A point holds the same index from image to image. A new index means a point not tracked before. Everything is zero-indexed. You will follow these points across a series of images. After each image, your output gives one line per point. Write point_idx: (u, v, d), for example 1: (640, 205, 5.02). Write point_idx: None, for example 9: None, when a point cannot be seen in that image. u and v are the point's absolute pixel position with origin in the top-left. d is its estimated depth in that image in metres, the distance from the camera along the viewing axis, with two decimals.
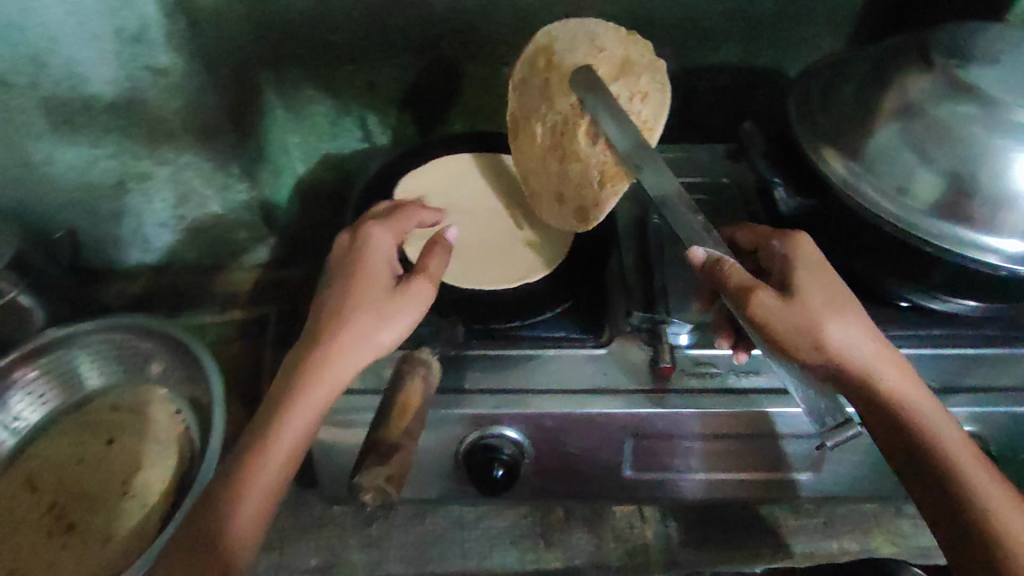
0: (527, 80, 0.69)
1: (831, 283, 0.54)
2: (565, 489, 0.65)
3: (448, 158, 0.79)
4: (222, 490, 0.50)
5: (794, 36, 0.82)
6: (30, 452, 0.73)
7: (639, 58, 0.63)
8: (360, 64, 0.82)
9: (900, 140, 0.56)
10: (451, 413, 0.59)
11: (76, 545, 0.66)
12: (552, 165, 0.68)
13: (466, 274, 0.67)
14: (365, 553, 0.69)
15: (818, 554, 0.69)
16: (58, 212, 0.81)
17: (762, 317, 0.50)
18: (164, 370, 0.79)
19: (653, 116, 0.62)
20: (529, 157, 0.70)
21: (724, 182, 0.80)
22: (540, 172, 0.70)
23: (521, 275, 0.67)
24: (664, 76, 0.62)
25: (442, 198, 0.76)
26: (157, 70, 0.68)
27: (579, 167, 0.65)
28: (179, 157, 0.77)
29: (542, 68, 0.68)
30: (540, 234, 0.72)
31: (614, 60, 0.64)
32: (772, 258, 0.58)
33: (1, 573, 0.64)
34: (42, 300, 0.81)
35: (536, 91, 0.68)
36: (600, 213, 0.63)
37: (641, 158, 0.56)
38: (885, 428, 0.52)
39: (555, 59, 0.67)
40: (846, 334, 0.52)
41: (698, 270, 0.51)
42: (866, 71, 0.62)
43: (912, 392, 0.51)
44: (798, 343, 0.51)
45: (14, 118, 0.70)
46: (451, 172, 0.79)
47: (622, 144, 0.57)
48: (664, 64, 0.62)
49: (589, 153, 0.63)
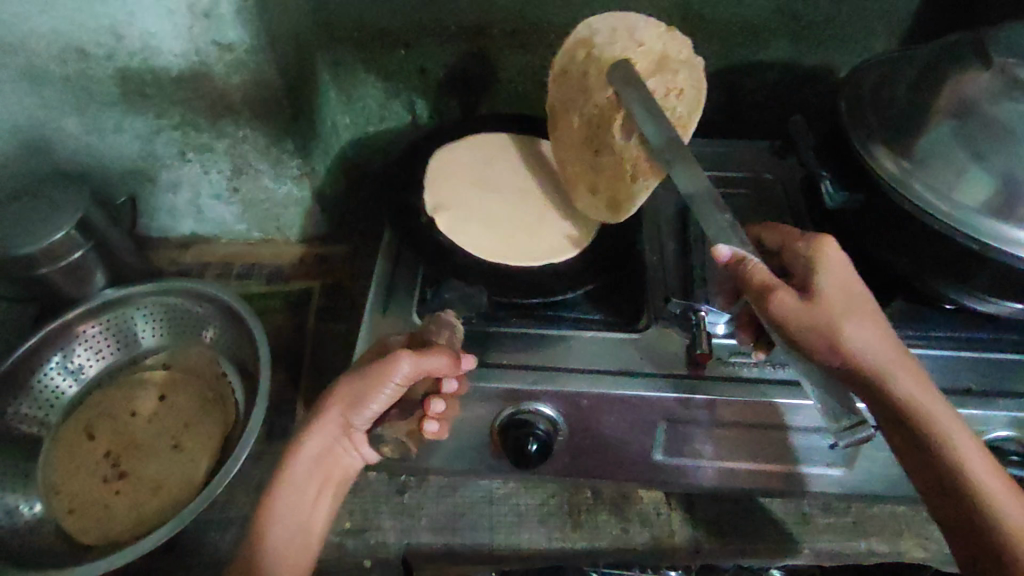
0: (567, 72, 0.70)
1: (853, 291, 0.53)
2: (595, 468, 0.67)
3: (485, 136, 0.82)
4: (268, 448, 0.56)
5: (847, 34, 0.82)
6: (89, 402, 0.78)
7: (676, 56, 0.64)
8: (412, 49, 0.84)
9: (952, 138, 0.56)
10: (489, 387, 0.60)
11: (132, 493, 0.70)
12: (587, 155, 0.69)
13: (495, 250, 0.70)
14: (397, 519, 0.71)
15: (846, 553, 0.69)
16: (123, 178, 0.87)
17: (781, 315, 0.49)
18: (216, 337, 0.83)
19: (688, 113, 0.63)
20: (570, 146, 0.72)
21: (768, 177, 0.81)
22: (578, 161, 0.71)
23: (544, 255, 0.69)
24: (700, 75, 0.63)
25: (474, 173, 0.78)
26: (223, 45, 0.71)
27: (614, 161, 0.66)
28: (237, 131, 0.81)
29: (581, 59, 0.68)
30: (562, 219, 0.74)
31: (653, 55, 0.64)
32: (798, 262, 0.56)
33: (61, 512, 0.69)
34: (104, 261, 0.85)
35: (574, 83, 0.69)
36: (635, 205, 0.65)
37: (673, 154, 0.55)
38: (904, 438, 0.51)
39: (594, 52, 0.67)
40: (864, 337, 0.51)
41: (722, 266, 0.51)
42: (922, 70, 0.62)
43: (933, 402, 0.50)
44: (816, 343, 0.50)
45: (91, 86, 0.76)
46: (486, 151, 0.81)
47: (655, 139, 0.56)
48: (701, 61, 0.63)
49: (622, 146, 0.64)
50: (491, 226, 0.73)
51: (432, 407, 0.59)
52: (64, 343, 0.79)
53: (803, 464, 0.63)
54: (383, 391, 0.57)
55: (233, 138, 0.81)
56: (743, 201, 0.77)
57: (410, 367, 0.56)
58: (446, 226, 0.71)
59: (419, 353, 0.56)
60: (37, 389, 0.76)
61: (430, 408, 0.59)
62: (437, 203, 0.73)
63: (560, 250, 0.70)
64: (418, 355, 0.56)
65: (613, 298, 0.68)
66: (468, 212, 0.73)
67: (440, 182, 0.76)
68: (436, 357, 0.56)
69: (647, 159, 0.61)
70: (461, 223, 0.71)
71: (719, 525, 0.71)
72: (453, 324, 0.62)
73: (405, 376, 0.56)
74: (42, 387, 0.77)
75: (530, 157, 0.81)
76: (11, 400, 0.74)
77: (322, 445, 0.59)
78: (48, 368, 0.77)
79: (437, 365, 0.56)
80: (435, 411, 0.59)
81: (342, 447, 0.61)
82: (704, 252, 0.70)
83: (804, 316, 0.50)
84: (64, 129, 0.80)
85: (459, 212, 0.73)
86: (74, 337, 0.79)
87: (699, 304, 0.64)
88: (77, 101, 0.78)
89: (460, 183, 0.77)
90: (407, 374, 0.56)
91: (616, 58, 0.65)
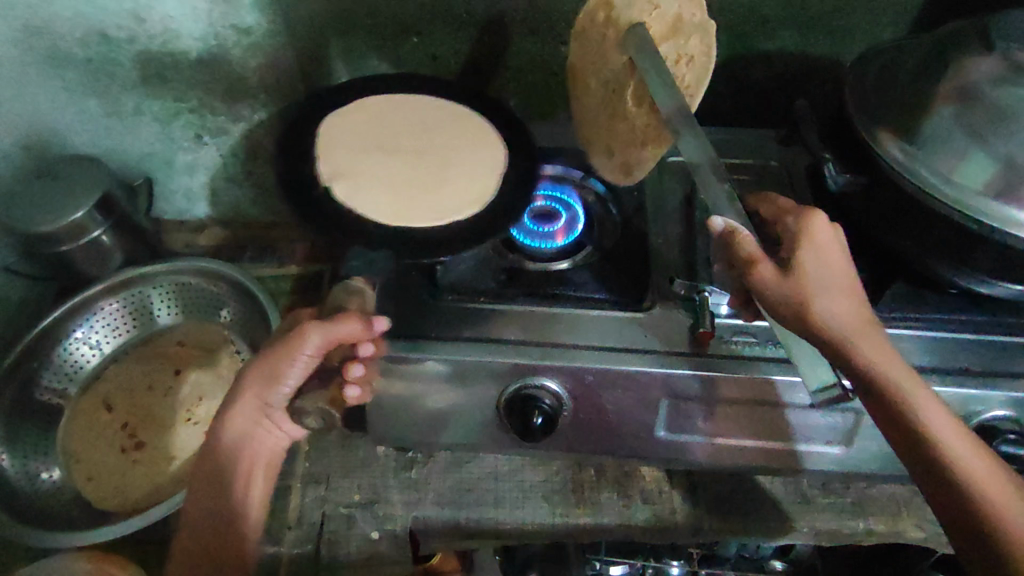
0: (587, 32, 0.73)
1: (831, 266, 0.54)
2: (598, 444, 0.68)
3: (383, 97, 0.78)
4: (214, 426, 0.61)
5: (853, 25, 0.83)
6: (105, 376, 0.81)
7: (691, 19, 0.69)
8: (426, 37, 0.85)
9: (952, 123, 0.57)
10: (497, 362, 0.62)
11: (147, 463, 0.74)
12: (604, 117, 0.75)
13: (396, 215, 0.66)
14: (405, 493, 0.73)
15: (844, 532, 0.71)
16: (140, 159, 0.89)
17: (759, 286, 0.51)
18: (230, 316, 0.85)
19: (695, 79, 0.71)
20: (589, 103, 0.77)
21: (774, 165, 0.82)
22: (596, 120, 0.77)
23: (451, 210, 0.67)
24: (710, 41, 0.69)
25: (371, 138, 0.75)
26: (241, 29, 0.76)
27: (626, 126, 0.73)
28: (253, 115, 0.85)
29: (601, 21, 0.71)
30: (462, 172, 0.72)
31: (666, 19, 0.69)
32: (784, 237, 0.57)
33: (80, 480, 0.73)
34: (121, 241, 0.88)
35: (595, 44, 0.73)
36: (642, 168, 0.75)
37: (681, 125, 0.59)
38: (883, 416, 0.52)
39: (613, 14, 0.70)
40: (840, 315, 0.51)
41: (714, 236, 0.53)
42: (924, 57, 0.63)
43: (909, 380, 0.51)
44: (794, 320, 0.51)
45: (112, 70, 0.79)
46: (373, 113, 0.77)
47: (666, 106, 0.60)
48: (713, 27, 0.68)
49: (635, 111, 0.71)
50: (392, 192, 0.70)
51: (351, 370, 0.60)
52: (85, 318, 0.82)
53: (802, 442, 0.65)
54: (298, 362, 0.60)
55: (249, 121, 0.85)
56: (749, 186, 0.78)
57: (321, 338, 0.58)
58: (343, 194, 0.66)
59: (326, 324, 0.58)
60: (59, 361, 0.80)
61: (350, 372, 0.60)
62: (332, 171, 0.69)
63: (466, 204, 0.68)
64: (327, 325, 0.58)
65: (618, 278, 0.69)
66: (366, 180, 0.70)
67: (335, 148, 0.72)
68: (345, 324, 0.58)
69: (655, 128, 0.70)
70: (360, 189, 0.68)
71: (719, 504, 0.72)
72: (362, 291, 0.63)
73: (315, 346, 0.59)
74: (64, 359, 0.80)
75: (427, 117, 0.78)
76: (35, 370, 0.78)
77: (243, 427, 0.62)
78: (69, 341, 0.80)
79: (348, 331, 0.58)
80: (354, 375, 0.60)
81: (263, 425, 0.63)
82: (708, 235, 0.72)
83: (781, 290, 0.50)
84: (84, 112, 0.83)
85: (357, 179, 0.69)
86: (93, 312, 0.82)
87: (703, 286, 0.65)
88: (98, 84, 0.80)
89: (355, 149, 0.72)
90: (319, 344, 0.59)
91: (633, 21, 0.68)
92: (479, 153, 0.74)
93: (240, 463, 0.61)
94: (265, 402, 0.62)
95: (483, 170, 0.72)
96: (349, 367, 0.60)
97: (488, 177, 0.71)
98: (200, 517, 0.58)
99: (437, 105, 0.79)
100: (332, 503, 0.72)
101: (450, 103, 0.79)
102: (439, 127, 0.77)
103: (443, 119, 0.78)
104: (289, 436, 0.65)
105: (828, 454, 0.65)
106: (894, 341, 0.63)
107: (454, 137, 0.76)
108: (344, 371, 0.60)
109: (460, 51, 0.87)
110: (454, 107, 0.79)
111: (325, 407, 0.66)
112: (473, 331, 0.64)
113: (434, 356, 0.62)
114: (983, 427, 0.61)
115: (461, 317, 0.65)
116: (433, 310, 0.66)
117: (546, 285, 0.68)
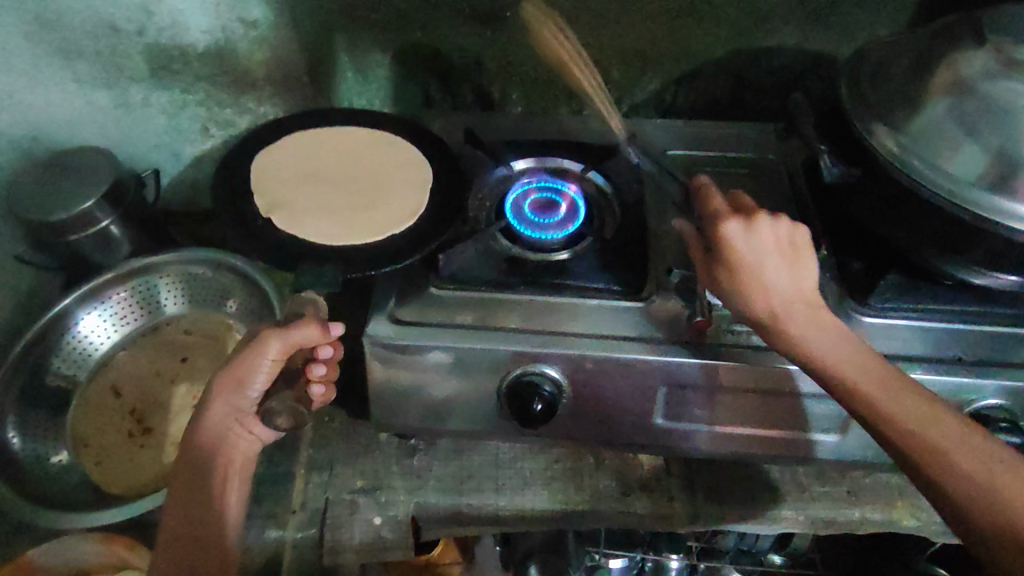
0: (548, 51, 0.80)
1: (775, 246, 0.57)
2: (598, 432, 0.69)
3: (311, 130, 0.79)
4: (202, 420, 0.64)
5: (850, 21, 0.84)
6: (114, 363, 0.84)
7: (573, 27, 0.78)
8: (429, 32, 0.86)
9: (947, 114, 0.58)
10: (497, 349, 0.63)
11: (153, 448, 0.77)
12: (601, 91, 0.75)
13: (339, 236, 0.67)
14: (407, 479, 0.74)
15: (839, 520, 0.72)
16: (147, 151, 0.91)
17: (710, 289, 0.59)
18: (237, 307, 0.86)
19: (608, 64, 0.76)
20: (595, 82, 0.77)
21: (771, 158, 0.83)
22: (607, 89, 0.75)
23: (388, 227, 0.69)
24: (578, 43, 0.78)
25: (304, 169, 0.75)
26: (248, 22, 0.79)
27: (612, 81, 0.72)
28: (259, 107, 0.87)
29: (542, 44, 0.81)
30: (397, 190, 0.73)
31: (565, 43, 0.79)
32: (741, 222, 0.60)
33: (88, 463, 0.76)
34: (131, 233, 0.88)
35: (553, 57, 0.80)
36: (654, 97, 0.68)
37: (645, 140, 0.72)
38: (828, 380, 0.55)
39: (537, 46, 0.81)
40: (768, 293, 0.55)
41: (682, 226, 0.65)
42: (918, 50, 0.64)
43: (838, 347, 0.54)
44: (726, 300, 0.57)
45: (121, 63, 0.81)
46: (308, 142, 0.78)
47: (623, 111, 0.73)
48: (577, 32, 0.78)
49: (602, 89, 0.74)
50: (331, 216, 0.70)
51: (313, 370, 0.65)
52: (93, 305, 0.83)
53: (798, 430, 0.66)
54: (262, 369, 0.62)
55: (254, 113, 0.88)
56: (747, 180, 0.79)
57: (280, 344, 0.61)
58: (283, 223, 0.67)
59: (284, 330, 0.60)
60: (67, 347, 0.82)
61: (312, 371, 0.65)
62: (269, 204, 0.69)
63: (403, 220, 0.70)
64: (285, 331, 0.60)
65: (617, 265, 0.69)
66: (304, 209, 0.70)
67: (268, 183, 0.71)
68: (301, 330, 0.60)
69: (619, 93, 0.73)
70: (301, 218, 0.68)
71: (717, 492, 0.73)
72: (315, 301, 0.62)
73: (277, 351, 0.61)
74: (73, 345, 0.82)
75: (362, 143, 0.79)
76: (44, 355, 0.80)
77: (217, 429, 0.64)
78: (76, 329, 0.82)
79: (305, 336, 0.60)
80: (316, 374, 0.65)
81: (238, 427, 0.66)
82: None
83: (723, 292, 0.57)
84: (94, 104, 0.85)
85: (295, 209, 0.69)
86: (101, 300, 0.84)
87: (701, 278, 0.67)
88: (108, 76, 0.82)
89: (290, 180, 0.73)
90: (280, 349, 0.61)
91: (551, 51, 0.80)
92: (408, 172, 0.76)
93: (215, 464, 0.64)
94: (238, 406, 0.65)
95: (413, 189, 0.73)
96: (312, 368, 0.65)
97: (419, 195, 0.73)
98: (191, 507, 0.61)
99: (362, 133, 0.80)
100: (336, 490, 0.73)
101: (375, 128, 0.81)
102: (366, 151, 0.78)
103: (371, 144, 0.79)
104: (261, 437, 0.67)
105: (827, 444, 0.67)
106: (889, 330, 0.64)
107: (388, 160, 0.77)
108: (307, 371, 0.65)
109: (463, 46, 0.88)
110: (377, 132, 0.80)
111: (293, 406, 0.64)
112: (474, 319, 0.65)
113: (437, 344, 0.63)
114: (976, 415, 0.62)
115: (463, 305, 0.66)
116: (435, 298, 0.67)
117: (545, 274, 0.68)
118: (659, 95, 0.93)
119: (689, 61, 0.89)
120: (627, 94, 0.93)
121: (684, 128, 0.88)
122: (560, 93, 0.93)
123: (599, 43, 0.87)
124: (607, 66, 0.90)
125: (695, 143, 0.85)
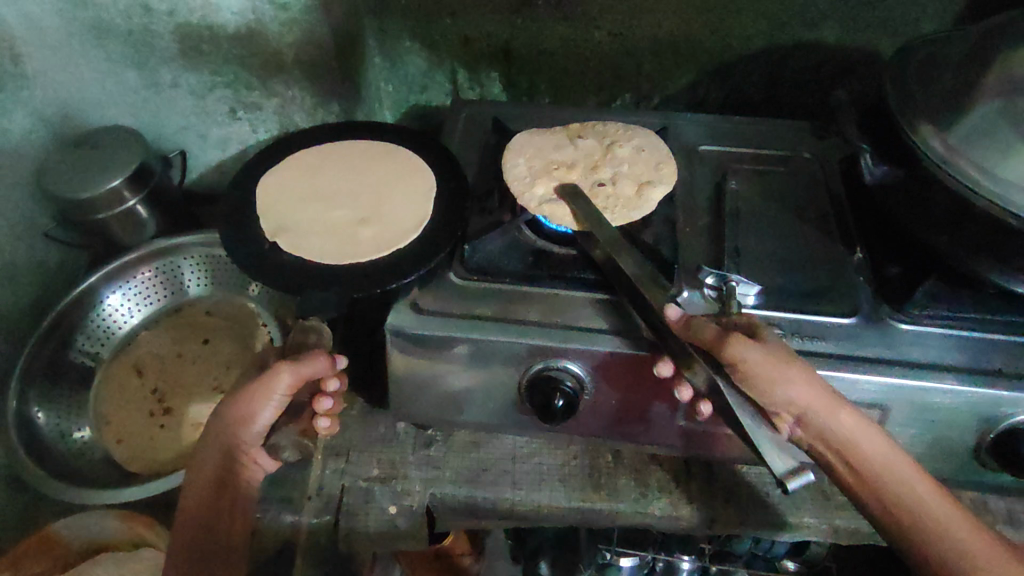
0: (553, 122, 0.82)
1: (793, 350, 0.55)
2: (619, 429, 0.68)
3: (314, 150, 0.78)
4: (221, 411, 0.64)
5: (893, 16, 0.81)
6: (137, 343, 0.87)
7: None
8: (459, 19, 0.85)
9: (999, 117, 0.54)
10: (520, 343, 0.62)
11: (172, 428, 0.81)
12: (621, 134, 0.78)
13: (347, 250, 0.66)
14: (422, 470, 0.73)
15: (863, 530, 0.69)
16: (175, 132, 0.92)
17: (740, 359, 0.52)
18: (260, 292, 0.91)
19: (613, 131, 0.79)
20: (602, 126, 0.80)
21: (806, 157, 0.81)
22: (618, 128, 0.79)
23: (396, 237, 0.67)
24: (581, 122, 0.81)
25: (304, 188, 0.74)
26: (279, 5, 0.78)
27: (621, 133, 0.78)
28: (287, 90, 0.86)
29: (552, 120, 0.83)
30: (403, 198, 0.72)
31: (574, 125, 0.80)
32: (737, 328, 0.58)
33: (111, 441, 0.80)
34: (157, 212, 0.90)
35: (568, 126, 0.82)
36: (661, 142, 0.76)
37: (667, 168, 0.73)
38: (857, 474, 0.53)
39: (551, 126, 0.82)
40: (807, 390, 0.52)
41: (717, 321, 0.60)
42: (968, 48, 0.61)
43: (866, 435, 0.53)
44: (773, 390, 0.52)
45: (153, 42, 0.82)
46: (311, 164, 0.77)
47: (646, 151, 0.75)
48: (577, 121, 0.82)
49: (615, 137, 0.78)
50: (340, 230, 0.69)
51: (320, 404, 0.65)
52: (117, 286, 0.87)
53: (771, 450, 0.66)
54: (269, 402, 0.62)
55: (283, 97, 0.87)
56: (778, 178, 0.78)
57: (291, 376, 0.60)
58: (289, 244, 0.65)
59: (298, 362, 0.60)
60: (92, 325, 0.85)
61: (318, 405, 0.66)
62: (274, 227, 0.68)
63: (411, 229, 0.68)
64: (297, 363, 0.60)
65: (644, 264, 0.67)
66: (308, 227, 0.68)
67: (273, 205, 0.70)
68: (316, 361, 0.60)
69: (628, 134, 0.78)
70: (306, 237, 0.67)
71: (736, 495, 0.72)
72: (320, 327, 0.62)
73: (288, 385, 0.60)
74: (97, 324, 0.85)
75: (365, 158, 0.78)
76: (70, 333, 0.83)
77: (231, 439, 0.64)
78: (102, 307, 0.86)
79: (316, 368, 0.61)
80: (324, 408, 0.66)
81: (242, 457, 0.65)
82: (735, 224, 0.71)
83: (767, 367, 0.52)
84: (124, 83, 0.86)
85: (300, 228, 0.68)
86: (125, 280, 0.87)
87: (732, 275, 0.63)
88: (139, 55, 0.83)
89: (291, 201, 0.71)
90: (290, 383, 0.61)
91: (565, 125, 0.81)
92: (412, 181, 0.74)
93: (227, 474, 0.65)
94: (242, 437, 0.64)
95: (416, 196, 0.72)
96: (319, 401, 0.66)
97: (423, 203, 0.71)
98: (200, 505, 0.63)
99: (364, 146, 0.79)
100: (351, 477, 0.73)
101: (370, 140, 0.80)
102: (370, 165, 0.77)
103: (367, 155, 0.78)
104: (263, 466, 0.67)
105: (687, 396, 0.59)
106: (923, 339, 0.61)
107: (390, 172, 0.76)
108: (315, 405, 0.66)
109: (493, 34, 0.87)
110: (380, 144, 0.79)
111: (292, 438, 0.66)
112: (494, 312, 0.64)
113: (456, 338, 0.62)
114: (1011, 429, 0.58)
115: (484, 297, 0.65)
116: (455, 290, 0.66)
117: (569, 269, 0.67)
118: (692, 89, 0.91)
119: (724, 55, 0.87)
120: (658, 88, 0.91)
121: (716, 124, 0.86)
122: (591, 86, 0.91)
123: (631, 34, 0.85)
124: (639, 58, 0.88)
125: (724, 138, 0.83)
